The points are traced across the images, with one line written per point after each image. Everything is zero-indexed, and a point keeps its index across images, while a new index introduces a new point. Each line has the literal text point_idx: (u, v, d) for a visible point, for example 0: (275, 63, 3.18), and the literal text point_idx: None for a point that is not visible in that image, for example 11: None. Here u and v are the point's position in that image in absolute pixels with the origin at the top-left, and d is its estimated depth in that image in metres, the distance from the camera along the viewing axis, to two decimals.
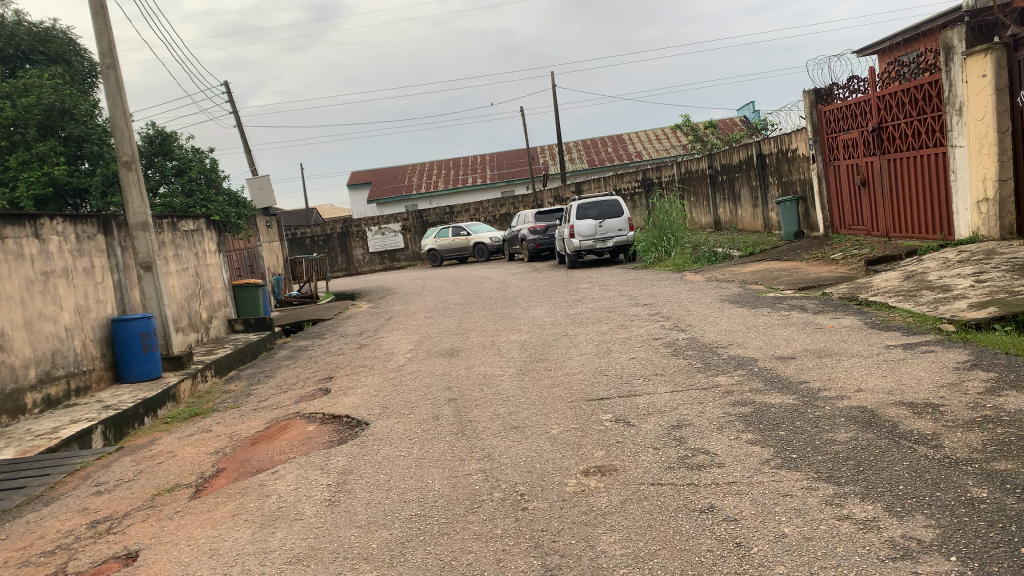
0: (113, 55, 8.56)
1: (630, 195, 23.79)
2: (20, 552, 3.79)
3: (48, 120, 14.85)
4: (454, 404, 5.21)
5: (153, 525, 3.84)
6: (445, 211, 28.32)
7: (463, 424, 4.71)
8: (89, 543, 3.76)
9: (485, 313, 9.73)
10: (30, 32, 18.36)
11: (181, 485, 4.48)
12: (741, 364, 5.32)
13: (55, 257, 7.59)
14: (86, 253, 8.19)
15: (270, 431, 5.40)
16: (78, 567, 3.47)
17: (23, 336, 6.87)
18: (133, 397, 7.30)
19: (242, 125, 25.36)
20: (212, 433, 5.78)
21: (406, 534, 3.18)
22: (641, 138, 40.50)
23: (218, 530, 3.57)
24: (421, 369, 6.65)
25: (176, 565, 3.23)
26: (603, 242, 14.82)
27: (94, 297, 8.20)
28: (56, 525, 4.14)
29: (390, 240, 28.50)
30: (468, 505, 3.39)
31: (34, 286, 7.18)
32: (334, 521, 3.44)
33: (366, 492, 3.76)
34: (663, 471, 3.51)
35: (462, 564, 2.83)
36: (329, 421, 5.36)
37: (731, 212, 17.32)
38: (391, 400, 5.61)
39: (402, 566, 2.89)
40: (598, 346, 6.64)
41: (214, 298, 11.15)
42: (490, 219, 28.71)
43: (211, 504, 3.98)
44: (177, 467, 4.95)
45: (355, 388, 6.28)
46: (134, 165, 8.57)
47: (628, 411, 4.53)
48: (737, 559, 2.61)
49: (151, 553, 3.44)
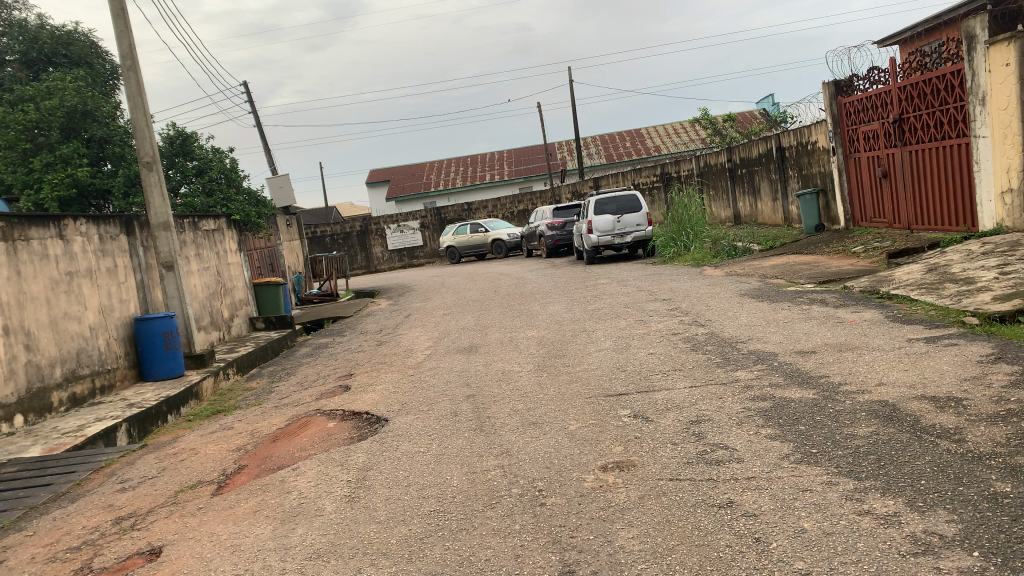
0: (134, 57, 8.63)
1: (649, 189, 23.69)
2: (47, 549, 3.85)
3: (71, 123, 15.04)
4: (472, 401, 5.22)
5: (177, 522, 3.88)
6: (463, 209, 28.35)
7: (482, 421, 4.72)
8: (114, 539, 3.82)
9: (503, 309, 9.75)
10: (53, 35, 18.62)
11: (203, 483, 4.53)
12: (761, 359, 5.29)
13: (79, 257, 7.70)
14: (109, 253, 8.29)
15: (292, 428, 5.44)
16: (103, 562, 3.52)
17: (49, 336, 6.97)
18: (156, 395, 7.39)
19: (261, 125, 25.51)
20: (234, 430, 5.84)
21: (425, 530, 3.20)
22: (660, 132, 40.30)
23: (240, 526, 3.61)
24: (439, 366, 6.66)
25: (199, 561, 3.27)
26: (621, 237, 14.75)
27: (118, 296, 8.30)
28: (81, 522, 4.21)
29: (409, 237, 28.61)
30: (487, 501, 3.41)
31: (58, 286, 7.28)
32: (354, 517, 3.46)
33: (385, 488, 3.78)
34: (682, 466, 3.50)
35: (481, 560, 2.84)
36: (348, 417, 5.40)
37: (750, 206, 17.21)
38: (410, 397, 5.64)
39: (421, 561, 2.91)
40: (616, 341, 6.63)
41: (235, 297, 11.26)
42: (508, 216, 28.70)
43: (232, 501, 4.02)
44: (199, 464, 5.01)
45: (374, 385, 6.31)
46: (155, 165, 8.64)
47: (647, 406, 4.52)
48: (756, 555, 2.60)
49: (174, 549, 3.48)
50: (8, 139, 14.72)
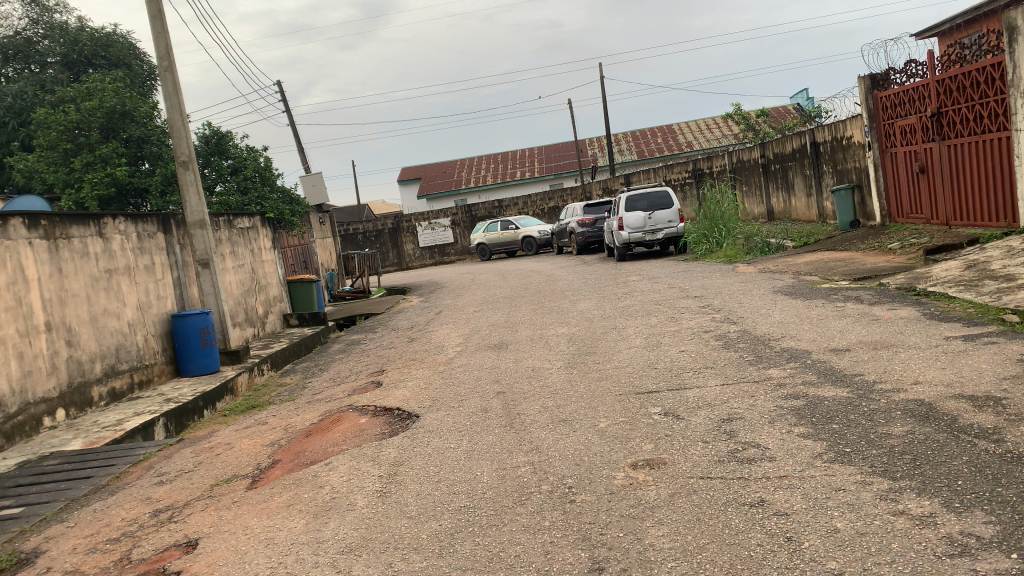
0: (171, 58, 8.78)
1: (681, 186, 23.52)
2: (88, 539, 3.95)
3: (110, 122, 15.31)
4: (502, 398, 5.24)
5: (212, 515, 3.95)
6: (494, 206, 28.40)
7: (512, 417, 4.73)
8: (152, 531, 3.90)
9: (534, 307, 9.75)
10: (92, 37, 18.94)
11: (238, 476, 4.60)
12: (794, 357, 5.24)
13: (117, 255, 7.86)
14: (147, 251, 8.45)
15: (324, 424, 5.51)
16: (141, 553, 3.60)
17: (89, 332, 7.14)
18: (192, 390, 7.53)
19: (296, 124, 25.78)
20: (268, 425, 5.93)
21: (455, 525, 3.22)
22: (693, 128, 39.96)
23: (274, 519, 3.66)
24: (469, 363, 6.69)
25: (234, 554, 3.33)
26: (652, 234, 14.67)
27: (155, 293, 8.47)
28: (121, 514, 4.30)
29: (440, 234, 28.73)
30: (517, 497, 3.42)
31: (98, 284, 7.44)
32: (385, 512, 3.50)
33: (416, 483, 3.81)
34: (713, 464, 3.48)
35: (510, 556, 2.85)
36: (380, 413, 5.45)
37: (784, 202, 17.01)
38: (440, 393, 5.67)
39: (451, 556, 2.93)
40: (648, 338, 6.60)
41: (270, 294, 11.40)
42: (540, 212, 28.67)
43: (266, 495, 4.08)
44: (234, 458, 5.09)
45: (405, 381, 6.36)
46: (191, 164, 8.78)
47: (678, 404, 4.50)
48: (788, 554, 2.58)
49: (210, 541, 3.55)
50: (51, 139, 15.12)
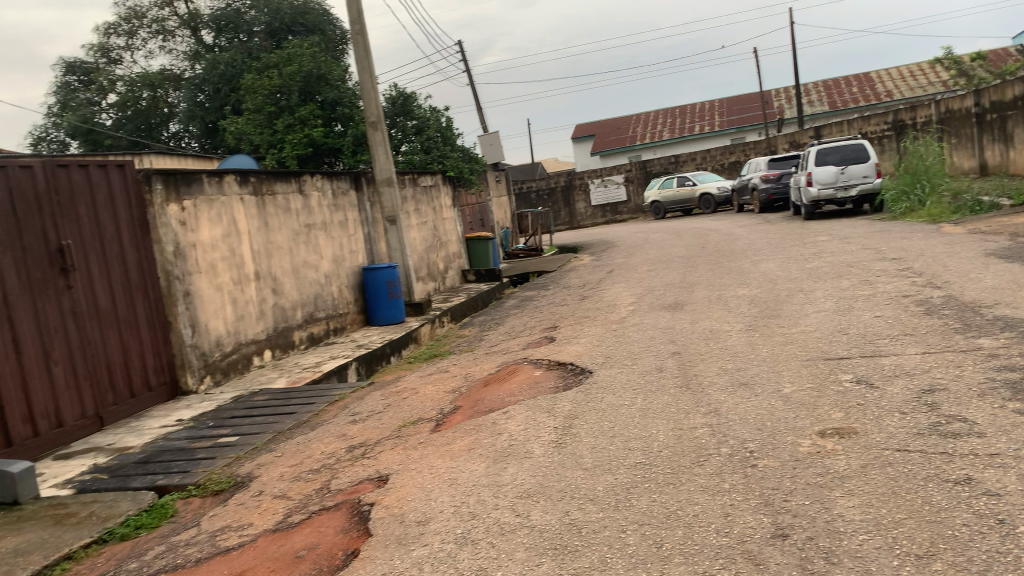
0: (362, 22, 9.21)
1: (877, 139, 21.78)
2: (293, 468, 4.35)
3: (308, 86, 16.37)
4: (679, 358, 5.16)
5: (400, 453, 4.22)
6: (670, 162, 27.72)
7: (689, 378, 4.66)
8: (348, 464, 4.22)
9: (712, 266, 9.47)
10: (292, 6, 20.18)
11: (422, 419, 4.87)
12: (1009, 326, 4.75)
13: (316, 210, 8.47)
14: (341, 207, 9.03)
15: (501, 375, 5.69)
16: (339, 484, 3.92)
17: (292, 282, 7.88)
18: (380, 338, 8.02)
19: (474, 83, 26.32)
20: (449, 373, 6.21)
21: (631, 479, 3.23)
22: (892, 76, 36.76)
23: (457, 461, 3.85)
24: (644, 321, 6.63)
25: (420, 490, 3.54)
26: (845, 190, 13.74)
27: (348, 247, 9.06)
28: (320, 447, 4.69)
29: (614, 191, 28.48)
30: (695, 457, 3.37)
31: (299, 237, 8.10)
32: (562, 462, 3.57)
33: (592, 437, 3.85)
34: (911, 437, 3.25)
35: (688, 514, 2.82)
36: (555, 367, 5.55)
37: (1000, 156, 15.33)
38: (615, 350, 5.68)
39: (628, 510, 2.95)
40: (837, 302, 6.23)
41: (450, 250, 11.84)
42: (718, 169, 27.65)
43: (449, 438, 4.29)
44: (418, 403, 5.39)
45: (580, 337, 6.42)
46: (380, 124, 9.21)
47: (871, 372, 4.23)
48: (1000, 538, 2.37)
49: (399, 478, 3.79)
50: (258, 103, 16.47)
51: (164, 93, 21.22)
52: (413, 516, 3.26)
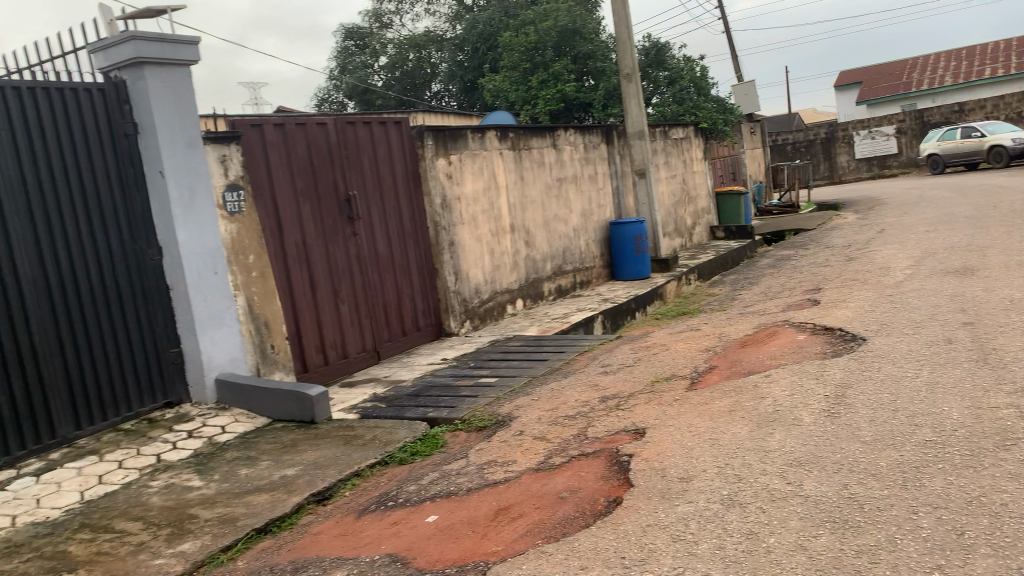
0: None
1: None
2: (550, 413, 4.50)
3: (563, 41, 16.55)
4: (972, 329, 4.60)
5: (656, 408, 4.19)
6: (951, 111, 24.68)
7: (986, 352, 4.14)
8: (604, 414, 4.29)
9: (1008, 228, 8.31)
10: None
11: (677, 376, 4.81)
12: None
13: (567, 164, 8.69)
14: (592, 161, 9.12)
15: (759, 336, 5.45)
16: (596, 432, 3.99)
17: (543, 236, 8.25)
18: (627, 293, 8.04)
19: (729, 30, 25.08)
20: (701, 331, 6.06)
21: (920, 458, 2.94)
22: None
23: (717, 422, 3.75)
24: (925, 287, 6.00)
25: (681, 447, 3.50)
26: None
27: (597, 201, 9.16)
28: (575, 395, 4.81)
29: (881, 144, 25.96)
30: (999, 441, 2.99)
31: (550, 191, 8.40)
32: (836, 432, 3.34)
33: (869, 409, 3.56)
34: None
35: (994, 504, 2.51)
36: (820, 331, 5.21)
37: None
38: (891, 317, 5.20)
39: (919, 491, 2.69)
40: None
41: (699, 205, 11.52)
42: (1013, 117, 24.13)
43: (707, 397, 4.20)
44: (671, 359, 5.33)
45: (847, 301, 5.96)
46: (634, 76, 9.06)
47: None
48: None
49: (657, 433, 3.78)
50: (515, 60, 16.93)
51: (427, 54, 22.29)
52: (675, 472, 3.23)
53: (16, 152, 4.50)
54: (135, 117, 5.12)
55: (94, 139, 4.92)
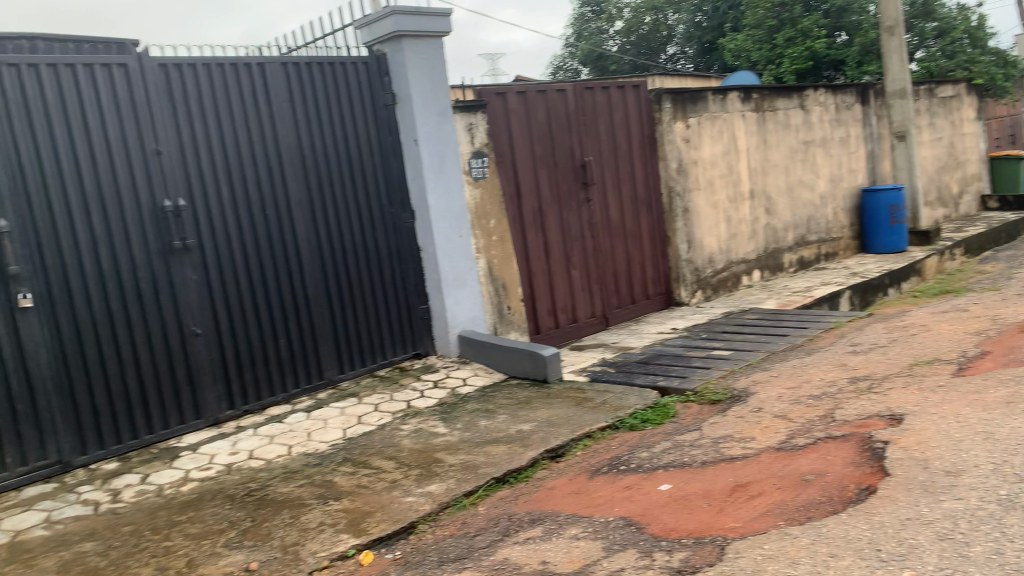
0: None
1: None
2: (791, 391, 4.28)
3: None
4: None
5: (916, 394, 3.83)
6: None
7: None
8: (853, 396, 4.00)
9: None
10: None
11: (940, 361, 4.36)
12: None
13: (815, 126, 8.43)
14: (844, 122, 8.79)
15: None
16: (844, 415, 3.73)
17: (785, 203, 8.08)
18: (879, 267, 7.41)
19: None
20: (969, 312, 5.44)
21: None
22: None
23: (992, 414, 3.35)
24: None
25: (946, 438, 3.17)
26: None
27: (848, 166, 8.83)
28: (819, 373, 4.53)
29: None
30: None
31: (796, 155, 8.21)
32: None
33: None
34: None
35: None
36: None
37: None
38: None
39: None
40: None
41: (968, 171, 10.31)
42: None
43: (979, 385, 3.76)
44: (933, 341, 4.83)
45: None
46: (897, 29, 8.45)
47: None
48: None
49: (917, 421, 3.45)
50: (758, 18, 15.98)
51: (665, 17, 21.75)
52: (939, 465, 2.93)
53: (296, 123, 5.17)
54: (394, 89, 5.59)
55: (359, 110, 5.46)
